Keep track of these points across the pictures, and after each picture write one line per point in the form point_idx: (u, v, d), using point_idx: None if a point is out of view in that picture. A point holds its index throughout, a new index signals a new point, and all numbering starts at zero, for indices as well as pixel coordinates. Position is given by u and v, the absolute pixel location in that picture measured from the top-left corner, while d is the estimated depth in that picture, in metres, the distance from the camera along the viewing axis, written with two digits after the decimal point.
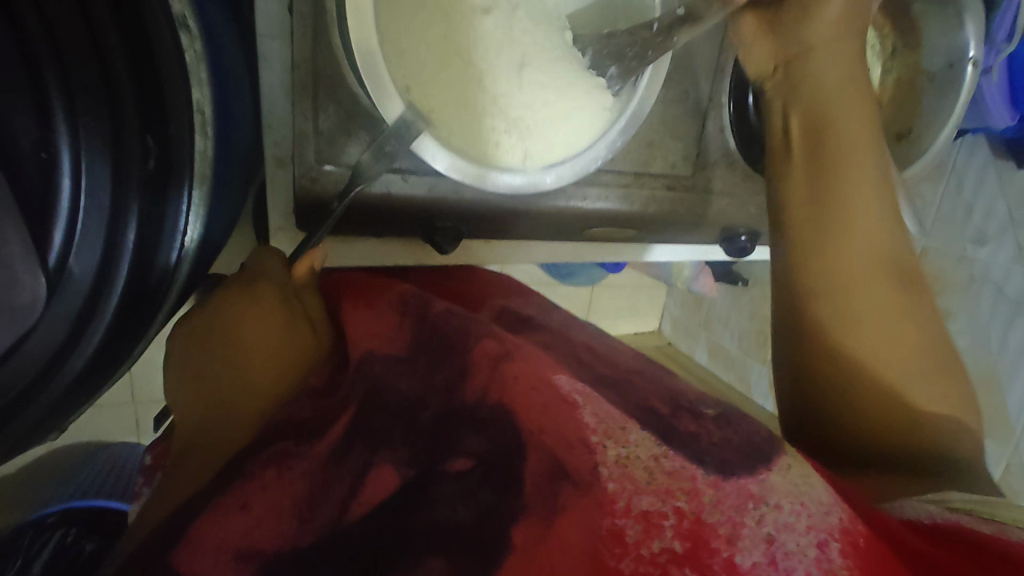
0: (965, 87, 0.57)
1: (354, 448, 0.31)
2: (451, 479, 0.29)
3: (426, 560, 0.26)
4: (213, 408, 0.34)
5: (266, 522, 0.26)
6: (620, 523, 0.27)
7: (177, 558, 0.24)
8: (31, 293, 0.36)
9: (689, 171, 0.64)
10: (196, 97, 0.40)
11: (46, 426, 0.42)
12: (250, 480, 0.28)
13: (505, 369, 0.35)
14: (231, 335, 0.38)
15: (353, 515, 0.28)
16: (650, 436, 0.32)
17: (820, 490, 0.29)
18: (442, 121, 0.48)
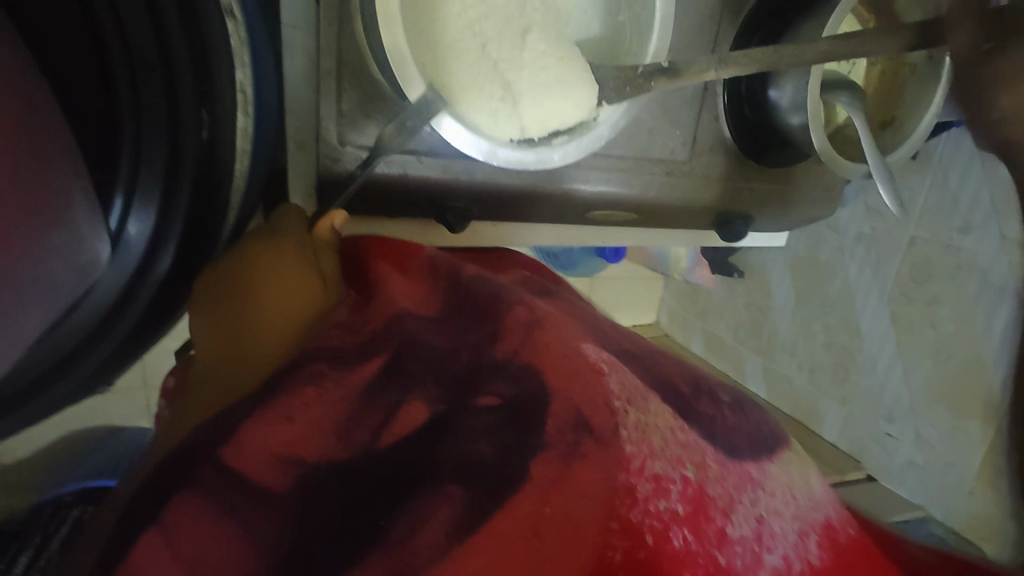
0: (943, 78, 0.61)
1: (389, 388, 0.34)
2: (479, 417, 0.32)
3: (444, 484, 0.29)
4: (243, 333, 0.39)
5: (307, 435, 0.31)
6: (633, 480, 0.30)
7: (230, 453, 0.29)
8: (95, 251, 0.38)
9: (686, 156, 0.68)
10: (237, 77, 0.47)
11: (114, 355, 0.50)
12: (291, 396, 0.31)
13: (537, 340, 0.35)
14: (253, 277, 0.41)
15: (385, 442, 0.31)
16: (669, 408, 0.34)
17: (814, 488, 0.36)
18: (456, 98, 0.52)
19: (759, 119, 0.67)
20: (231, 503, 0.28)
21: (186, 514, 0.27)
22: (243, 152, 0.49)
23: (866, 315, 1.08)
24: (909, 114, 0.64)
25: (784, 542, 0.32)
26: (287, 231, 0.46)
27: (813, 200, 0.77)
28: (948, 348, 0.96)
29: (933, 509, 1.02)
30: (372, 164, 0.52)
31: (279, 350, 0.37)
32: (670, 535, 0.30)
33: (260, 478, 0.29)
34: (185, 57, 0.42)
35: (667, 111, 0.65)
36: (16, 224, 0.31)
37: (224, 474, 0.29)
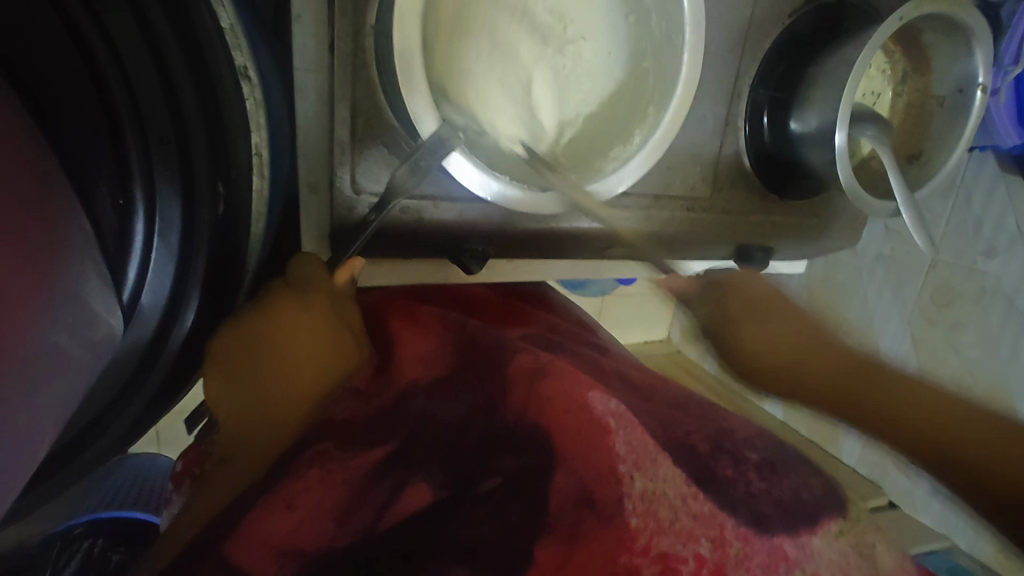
0: (975, 113, 0.59)
1: (393, 467, 0.34)
2: (478, 503, 0.33)
3: (448, 567, 0.30)
4: (251, 411, 0.35)
5: (309, 523, 0.31)
6: (637, 561, 0.31)
7: (231, 547, 0.29)
8: (107, 331, 0.35)
9: (706, 193, 0.66)
10: (256, 141, 0.44)
11: (114, 448, 0.44)
12: (296, 479, 0.32)
13: (539, 391, 0.38)
14: (266, 346, 0.37)
15: (384, 525, 0.32)
16: (681, 472, 0.35)
17: (871, 565, 0.33)
18: (474, 144, 0.51)
19: (785, 156, 0.64)
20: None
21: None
22: (260, 218, 0.46)
23: (885, 338, 1.07)
24: (938, 148, 0.62)
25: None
26: (313, 284, 0.42)
27: (836, 233, 0.75)
28: (971, 376, 0.95)
29: (958, 538, 1.01)
30: (386, 210, 0.50)
31: (297, 426, 0.36)
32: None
33: (259, 571, 0.29)
34: (201, 130, 0.39)
35: (688, 148, 0.64)
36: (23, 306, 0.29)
37: (223, 569, 0.29)
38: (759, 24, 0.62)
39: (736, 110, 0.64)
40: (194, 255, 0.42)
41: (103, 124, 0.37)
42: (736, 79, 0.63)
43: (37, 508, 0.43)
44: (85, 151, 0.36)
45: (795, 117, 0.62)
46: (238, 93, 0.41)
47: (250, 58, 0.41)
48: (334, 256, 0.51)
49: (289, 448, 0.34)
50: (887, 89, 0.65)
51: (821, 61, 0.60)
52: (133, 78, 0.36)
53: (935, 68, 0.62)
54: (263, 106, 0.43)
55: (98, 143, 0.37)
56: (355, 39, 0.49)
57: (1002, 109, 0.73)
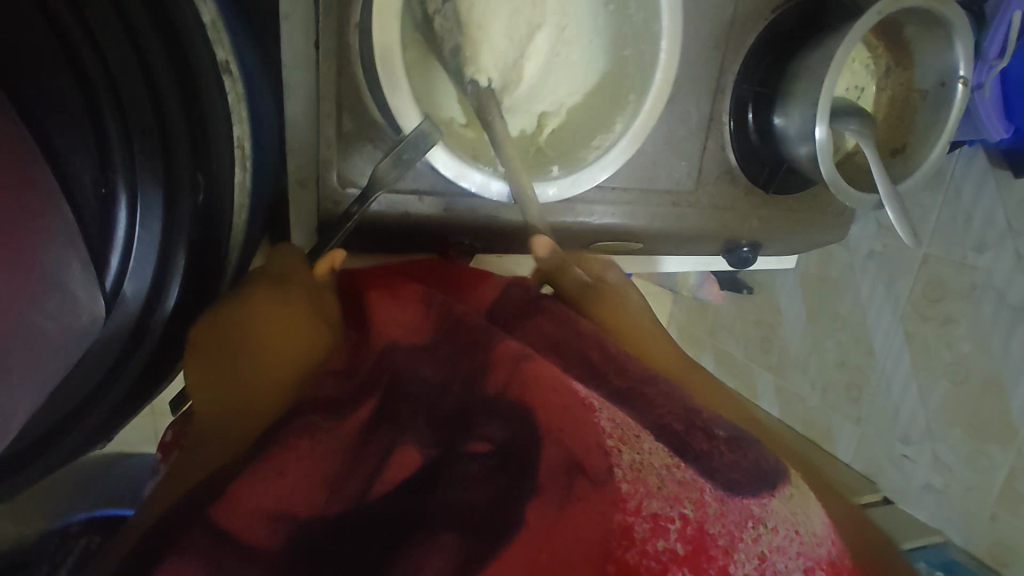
0: (956, 105, 0.59)
1: (379, 435, 0.34)
2: (467, 464, 0.33)
3: (438, 534, 0.31)
4: (235, 389, 0.38)
5: (299, 490, 0.31)
6: (631, 519, 0.33)
7: (223, 512, 0.30)
8: (90, 315, 0.37)
9: (692, 187, 0.66)
10: (237, 133, 0.45)
11: (101, 432, 0.45)
12: (284, 449, 0.32)
13: (525, 369, 0.37)
14: (245, 330, 0.40)
15: (376, 491, 0.32)
16: (663, 446, 0.36)
17: (815, 522, 0.37)
18: (453, 140, 0.52)
19: (771, 151, 0.66)
20: (221, 564, 0.28)
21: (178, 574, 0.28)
22: (242, 209, 0.47)
23: (879, 332, 1.07)
24: (921, 141, 0.62)
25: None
26: (290, 275, 0.46)
27: (823, 226, 0.75)
28: (963, 368, 0.94)
29: (954, 534, 0.99)
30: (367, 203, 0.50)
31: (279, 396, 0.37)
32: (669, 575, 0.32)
33: (252, 536, 0.30)
34: (181, 122, 0.40)
35: (672, 142, 0.64)
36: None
37: (215, 534, 0.29)
38: (741, 23, 0.62)
39: (720, 104, 0.65)
40: (175, 243, 0.42)
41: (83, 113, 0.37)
42: (720, 76, 0.64)
43: (30, 486, 0.45)
44: (67, 137, 0.37)
45: (779, 112, 0.62)
46: (219, 89, 0.42)
47: (231, 53, 0.43)
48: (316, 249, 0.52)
49: (276, 418, 0.35)
50: (871, 84, 0.67)
51: (802, 59, 0.60)
52: (112, 69, 0.37)
53: (918, 61, 0.62)
54: (243, 98, 0.45)
55: (79, 131, 0.37)
56: (338, 34, 0.49)
57: (988, 102, 0.73)
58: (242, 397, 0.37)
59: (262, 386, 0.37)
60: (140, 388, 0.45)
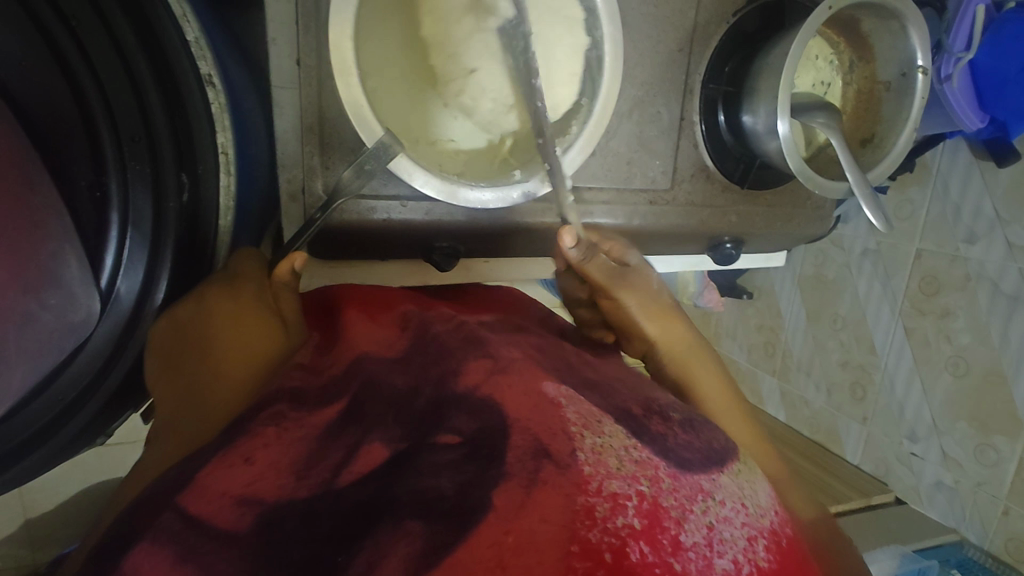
0: (919, 93, 0.61)
1: (347, 431, 0.34)
2: (440, 453, 0.32)
3: (404, 522, 0.28)
4: (190, 387, 0.37)
5: (266, 477, 0.30)
6: (592, 500, 0.30)
7: (189, 498, 0.29)
8: (86, 310, 0.40)
9: (668, 186, 0.69)
10: (221, 141, 0.46)
11: (94, 429, 0.47)
12: (252, 436, 0.32)
13: (498, 380, 0.36)
14: (203, 328, 0.39)
15: (343, 481, 0.31)
16: (622, 429, 0.34)
17: (760, 494, 0.34)
18: (421, 152, 0.55)
19: (743, 149, 0.68)
20: (190, 548, 0.27)
21: (147, 561, 0.26)
22: (230, 212, 0.48)
23: (879, 332, 1.04)
24: (887, 130, 0.64)
25: (735, 547, 0.31)
26: (243, 276, 0.45)
27: (803, 220, 0.77)
28: (965, 361, 0.92)
29: (968, 532, 0.96)
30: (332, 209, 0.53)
31: (241, 389, 0.36)
32: (629, 551, 0.29)
33: (218, 519, 0.28)
34: (166, 125, 0.43)
35: (644, 142, 0.67)
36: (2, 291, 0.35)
37: (181, 519, 0.28)
38: (704, 26, 0.66)
39: (689, 104, 0.67)
40: (163, 242, 0.45)
41: (80, 123, 0.41)
42: (687, 77, 0.67)
43: (31, 478, 0.47)
44: (62, 144, 0.40)
45: (748, 109, 0.65)
46: (201, 96, 0.44)
47: (214, 66, 0.45)
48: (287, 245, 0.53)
49: (243, 411, 0.34)
50: (837, 79, 0.69)
51: (764, 57, 0.63)
52: (104, 83, 0.41)
53: (879, 54, 0.65)
54: (228, 110, 0.46)
55: (74, 137, 0.41)
56: (318, 52, 0.53)
57: (957, 93, 0.75)
58: (202, 389, 0.36)
59: (232, 381, 0.37)
60: (132, 385, 0.47)
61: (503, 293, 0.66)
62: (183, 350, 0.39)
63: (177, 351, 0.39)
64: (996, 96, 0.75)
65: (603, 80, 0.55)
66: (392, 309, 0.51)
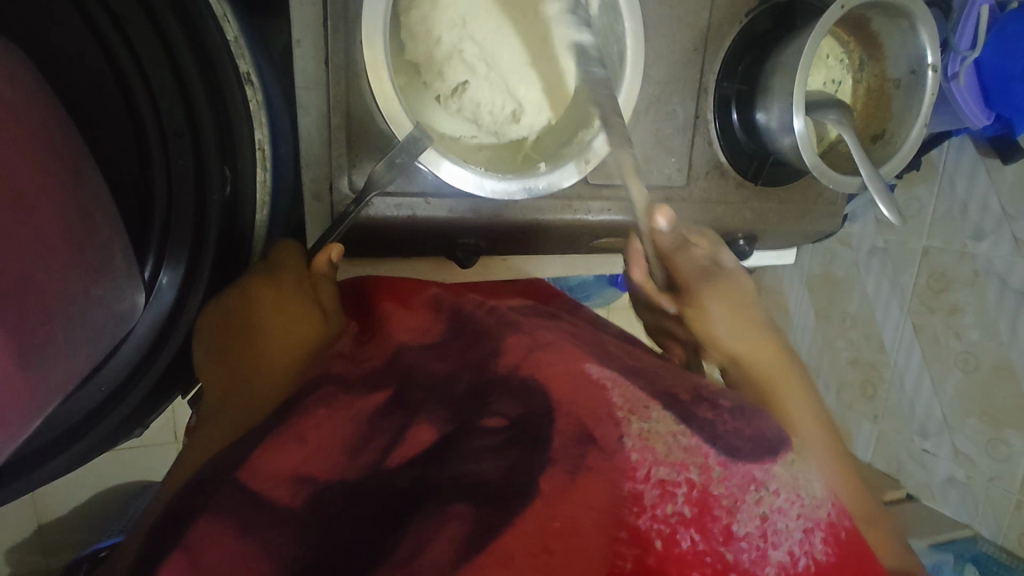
0: (928, 90, 0.63)
1: (394, 414, 0.34)
2: (481, 437, 0.32)
3: (452, 505, 0.29)
4: (237, 376, 0.38)
5: (319, 456, 0.32)
6: (640, 487, 0.30)
7: (247, 474, 0.30)
8: (131, 303, 0.41)
9: (683, 182, 0.70)
10: (259, 138, 0.48)
11: (137, 417, 0.48)
12: (303, 417, 0.32)
13: (537, 357, 0.37)
14: (248, 316, 0.41)
15: (392, 462, 0.32)
16: (670, 414, 0.34)
17: (816, 485, 0.34)
18: (449, 148, 0.56)
19: (755, 145, 0.69)
20: (248, 522, 0.29)
21: (207, 534, 0.29)
22: (264, 207, 0.50)
23: (888, 328, 1.05)
24: (898, 126, 0.66)
25: (790, 538, 0.31)
26: (283, 266, 0.47)
27: (816, 216, 0.78)
28: (975, 357, 0.92)
29: (982, 527, 0.97)
30: (366, 202, 0.54)
31: (289, 371, 0.38)
32: (679, 539, 0.29)
33: (275, 496, 0.30)
34: (210, 120, 0.44)
35: (660, 140, 0.68)
36: (67, 274, 0.35)
37: (241, 494, 0.30)
38: (718, 26, 0.67)
39: (704, 103, 0.69)
40: (207, 231, 0.45)
41: (129, 117, 0.43)
42: (702, 76, 0.68)
43: (74, 469, 0.48)
44: (114, 137, 0.43)
45: (761, 107, 0.66)
46: (241, 93, 0.45)
47: (253, 64, 0.46)
48: (318, 241, 0.54)
49: (291, 394, 0.35)
50: (847, 77, 0.70)
51: (776, 56, 0.64)
52: (151, 80, 0.42)
53: (889, 52, 0.66)
54: (264, 105, 0.48)
55: (124, 135, 0.43)
56: (347, 53, 0.54)
57: (963, 91, 0.76)
58: (252, 375, 0.37)
59: (275, 368, 0.38)
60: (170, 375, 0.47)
61: (530, 285, 0.68)
62: (232, 333, 0.41)
63: (226, 332, 0.41)
64: (1001, 94, 0.76)
65: (623, 77, 0.56)
66: (423, 292, 0.53)
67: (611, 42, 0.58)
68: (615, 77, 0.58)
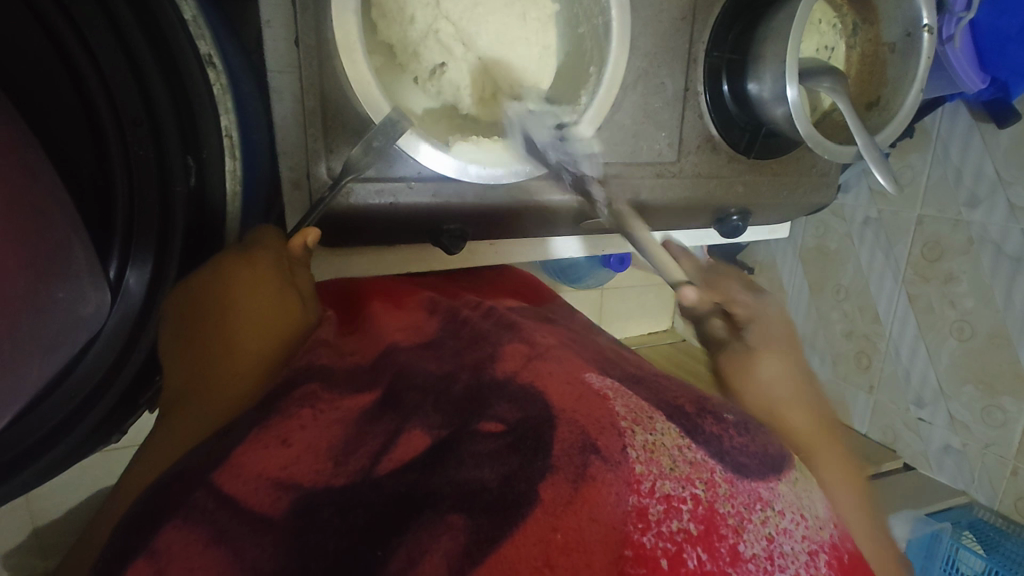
0: (924, 53, 0.60)
1: (384, 417, 0.32)
2: (479, 442, 0.30)
3: (445, 515, 0.27)
4: (201, 370, 0.36)
5: (303, 460, 0.29)
6: (645, 502, 0.29)
7: (224, 478, 0.28)
8: (95, 305, 0.39)
9: (674, 158, 0.68)
10: (225, 124, 0.46)
11: (110, 423, 0.46)
12: (287, 418, 0.31)
13: (536, 365, 0.37)
14: (225, 300, 0.38)
15: (383, 468, 0.29)
16: (675, 427, 0.34)
17: (818, 505, 0.34)
18: (427, 130, 0.54)
19: (748, 117, 0.67)
20: (225, 530, 0.27)
21: (178, 541, 0.26)
22: (236, 198, 0.48)
23: (883, 299, 1.04)
24: (893, 93, 0.64)
25: (796, 561, 0.30)
26: (260, 245, 0.44)
27: (809, 188, 0.77)
28: (970, 325, 0.92)
29: (977, 494, 0.97)
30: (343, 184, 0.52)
31: (260, 365, 0.36)
32: (684, 557, 0.28)
33: (255, 502, 0.27)
34: (168, 108, 0.42)
35: (650, 114, 0.66)
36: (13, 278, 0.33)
37: (217, 499, 0.27)
38: None
39: (693, 75, 0.66)
40: (174, 228, 0.44)
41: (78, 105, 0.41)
42: (691, 46, 0.66)
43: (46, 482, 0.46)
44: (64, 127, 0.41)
45: (753, 76, 0.63)
46: (204, 82, 0.44)
47: (215, 46, 0.44)
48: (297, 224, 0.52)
49: (268, 392, 0.33)
50: (840, 43, 0.68)
51: (769, 21, 0.62)
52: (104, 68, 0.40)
53: (884, 15, 0.64)
54: (230, 91, 0.46)
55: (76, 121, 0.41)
56: (317, 33, 0.51)
57: (959, 54, 0.74)
58: (219, 374, 0.35)
59: (242, 364, 0.35)
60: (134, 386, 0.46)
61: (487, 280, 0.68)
62: (200, 320, 0.38)
63: (195, 320, 0.38)
64: (998, 55, 0.74)
65: (610, 48, 0.54)
66: (415, 296, 0.51)
67: (595, 13, 0.55)
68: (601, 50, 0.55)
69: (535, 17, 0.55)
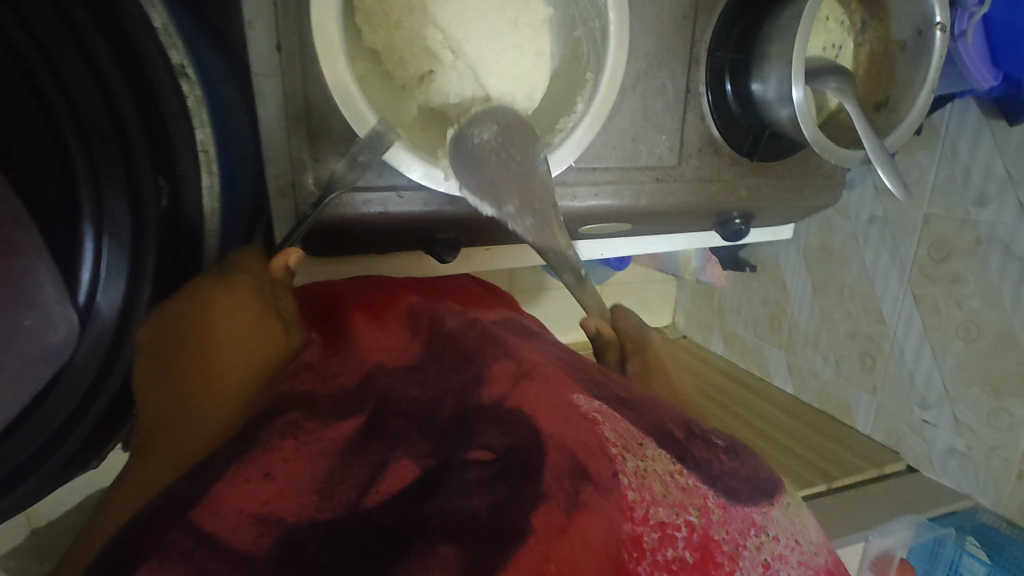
0: (936, 52, 0.58)
1: (370, 447, 0.31)
2: (468, 469, 0.29)
3: (438, 546, 0.25)
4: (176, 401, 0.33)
5: (285, 494, 0.27)
6: (639, 529, 0.28)
7: (203, 514, 0.26)
8: (67, 328, 0.38)
9: (674, 162, 0.66)
10: (201, 139, 0.48)
11: (87, 448, 0.46)
12: (267, 451, 0.29)
13: (525, 388, 0.34)
14: (201, 326, 0.36)
15: (370, 500, 0.28)
16: (666, 453, 0.32)
17: (810, 530, 0.33)
18: (415, 137, 0.51)
19: (751, 119, 0.65)
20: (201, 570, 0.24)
21: None
22: (215, 214, 0.50)
23: (887, 300, 1.02)
24: (903, 93, 0.61)
25: None
26: (243, 269, 0.43)
27: (816, 191, 0.75)
28: (976, 327, 0.89)
29: (982, 498, 0.94)
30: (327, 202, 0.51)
31: (236, 392, 0.34)
32: None
33: (235, 540, 0.25)
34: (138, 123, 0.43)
35: (650, 117, 0.63)
36: None
37: (195, 538, 0.25)
38: None
39: (695, 76, 0.64)
40: (144, 249, 0.45)
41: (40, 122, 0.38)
42: (693, 45, 0.63)
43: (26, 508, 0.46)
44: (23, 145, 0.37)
45: (757, 77, 0.61)
46: (174, 91, 0.45)
47: (186, 57, 0.45)
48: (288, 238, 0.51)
49: (249, 421, 0.31)
50: (848, 41, 0.66)
51: (773, 20, 0.59)
52: (69, 80, 0.38)
53: (894, 13, 0.61)
54: (204, 103, 0.47)
55: (38, 138, 0.38)
56: (301, 37, 0.49)
57: (971, 50, 0.72)
58: (195, 403, 0.33)
59: (223, 394, 0.34)
60: (109, 414, 0.46)
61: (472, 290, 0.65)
62: (176, 345, 0.36)
63: (174, 345, 0.36)
64: (1012, 51, 0.71)
65: (607, 51, 0.51)
66: (398, 308, 0.50)
67: (592, 16, 0.52)
68: (598, 53, 0.52)
69: (529, 20, 0.53)
